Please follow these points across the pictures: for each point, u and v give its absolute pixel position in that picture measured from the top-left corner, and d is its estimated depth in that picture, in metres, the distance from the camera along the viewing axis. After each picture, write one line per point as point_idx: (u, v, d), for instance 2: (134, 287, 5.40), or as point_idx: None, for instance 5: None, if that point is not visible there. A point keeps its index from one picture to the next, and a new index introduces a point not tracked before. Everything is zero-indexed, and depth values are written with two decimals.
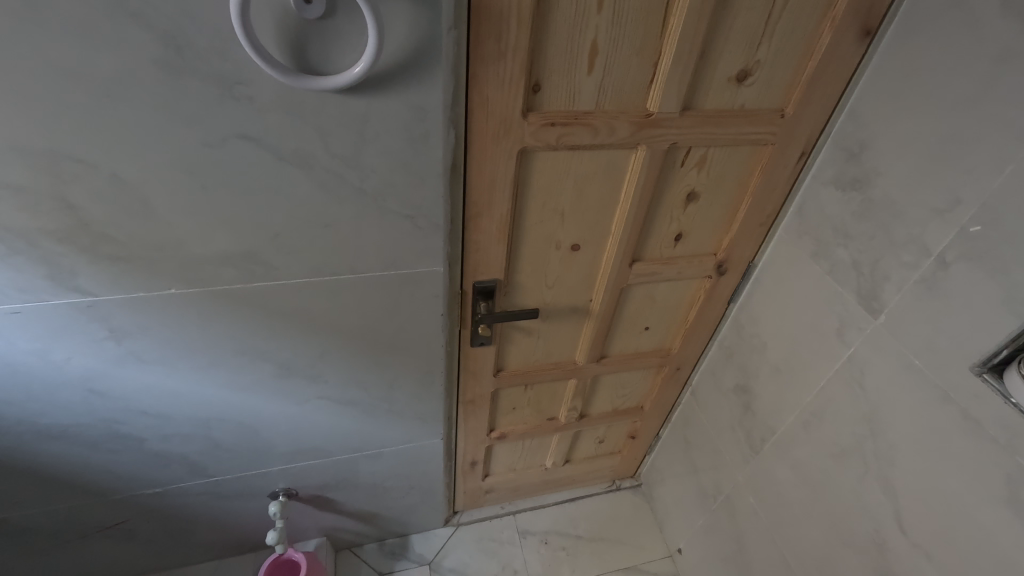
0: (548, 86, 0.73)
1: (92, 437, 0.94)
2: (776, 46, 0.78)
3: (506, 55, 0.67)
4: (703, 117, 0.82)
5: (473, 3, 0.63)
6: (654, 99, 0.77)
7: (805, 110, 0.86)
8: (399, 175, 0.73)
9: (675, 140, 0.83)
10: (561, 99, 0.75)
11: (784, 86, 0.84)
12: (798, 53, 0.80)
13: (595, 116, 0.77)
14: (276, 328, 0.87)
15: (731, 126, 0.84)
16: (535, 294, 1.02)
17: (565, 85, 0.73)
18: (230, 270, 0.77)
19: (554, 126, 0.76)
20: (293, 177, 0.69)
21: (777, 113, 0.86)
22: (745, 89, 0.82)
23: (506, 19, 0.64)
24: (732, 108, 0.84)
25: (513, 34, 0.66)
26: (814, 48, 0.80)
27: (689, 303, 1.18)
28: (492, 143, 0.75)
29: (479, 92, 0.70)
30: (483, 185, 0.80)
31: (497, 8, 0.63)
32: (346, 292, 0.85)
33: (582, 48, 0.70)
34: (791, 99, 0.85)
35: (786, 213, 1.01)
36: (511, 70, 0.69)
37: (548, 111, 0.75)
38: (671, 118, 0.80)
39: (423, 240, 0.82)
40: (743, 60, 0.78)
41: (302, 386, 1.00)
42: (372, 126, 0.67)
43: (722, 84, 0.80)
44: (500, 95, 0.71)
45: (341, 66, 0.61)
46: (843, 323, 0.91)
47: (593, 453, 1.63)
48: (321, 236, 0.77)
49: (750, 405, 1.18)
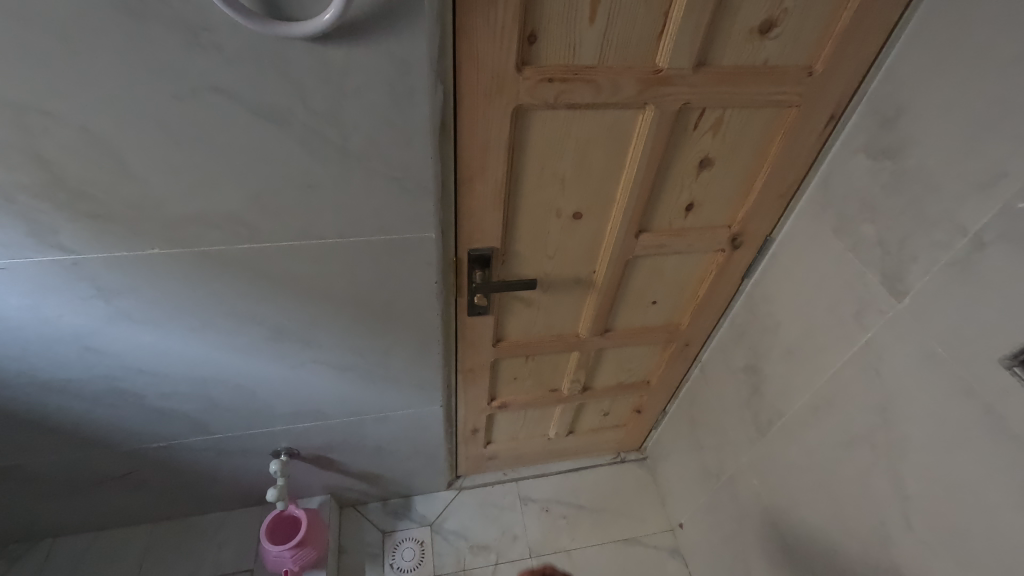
0: (545, 38, 0.66)
1: (93, 392, 0.96)
2: None
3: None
4: (719, 74, 0.74)
5: None
6: (663, 52, 0.70)
7: (839, 69, 0.77)
8: (384, 134, 0.68)
9: (687, 100, 0.76)
10: (559, 52, 0.68)
11: (815, 40, 0.74)
12: (835, 1, 0.70)
13: (597, 71, 0.70)
14: (265, 291, 0.86)
15: (751, 85, 0.76)
16: (534, 263, 0.98)
17: (563, 37, 0.66)
18: (214, 232, 0.75)
19: (551, 82, 0.70)
20: (271, 135, 0.66)
21: (807, 70, 0.76)
22: (770, 43, 0.72)
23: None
24: (753, 65, 0.75)
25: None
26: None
27: (700, 278, 1.12)
28: (483, 100, 0.70)
29: (468, 44, 0.64)
30: (476, 148, 0.75)
31: None
32: (334, 256, 0.83)
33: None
34: (824, 55, 0.75)
35: (810, 184, 0.93)
36: (503, 17, 0.62)
37: (545, 66, 0.69)
38: (682, 75, 0.72)
39: (412, 204, 0.78)
40: (768, 9, 0.69)
41: (297, 350, 0.99)
42: (351, 79, 0.62)
43: (743, 37, 0.71)
44: (492, 46, 0.65)
45: (313, 11, 0.56)
46: (863, 304, 0.85)
47: (598, 426, 1.60)
48: (305, 198, 0.74)
49: (759, 386, 1.13)
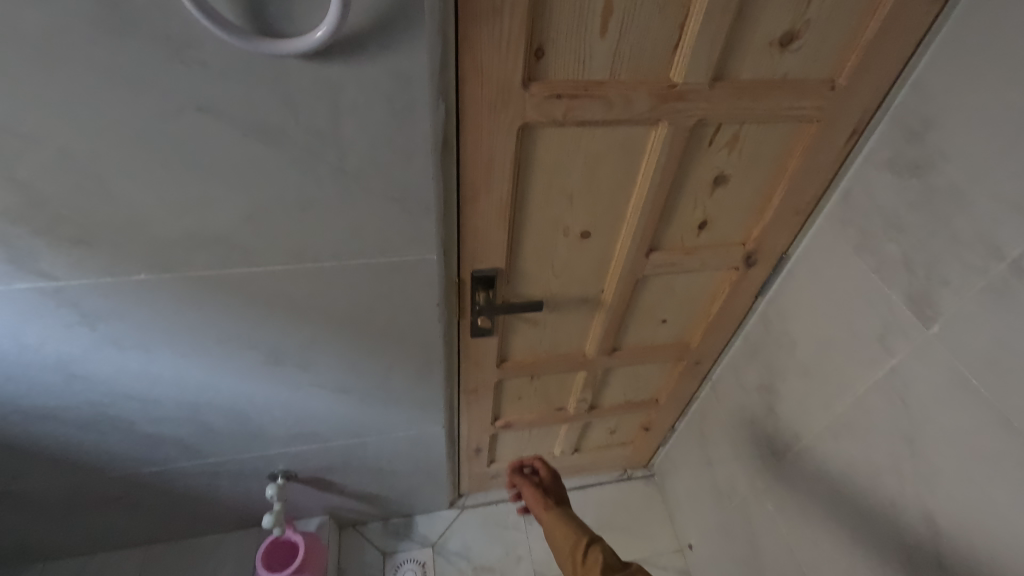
0: (554, 52, 0.62)
1: (80, 418, 0.92)
2: (832, 3, 0.64)
3: (503, 12, 0.57)
4: (738, 89, 0.69)
5: None
6: (678, 66, 0.66)
7: (863, 82, 0.73)
8: (382, 154, 0.64)
9: (704, 115, 0.72)
10: (569, 67, 0.64)
11: (839, 51, 0.70)
12: (861, 11, 0.66)
13: (609, 87, 0.66)
14: (259, 315, 0.82)
15: (771, 100, 0.72)
16: (541, 283, 0.94)
17: (572, 50, 0.62)
18: (203, 256, 0.71)
19: (560, 98, 0.65)
20: (262, 156, 0.62)
21: (830, 83, 0.72)
22: (791, 55, 0.68)
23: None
24: (774, 78, 0.70)
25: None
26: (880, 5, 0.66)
27: (712, 295, 1.07)
28: (488, 117, 0.66)
29: (472, 59, 0.60)
30: (481, 167, 0.71)
31: None
32: (331, 279, 0.79)
33: (594, 5, 0.59)
34: (848, 68, 0.71)
35: (829, 200, 0.89)
36: (509, 30, 0.58)
37: (554, 81, 0.64)
38: (698, 90, 0.68)
39: (413, 225, 0.74)
40: (790, 20, 0.65)
41: (293, 373, 0.95)
42: (347, 97, 0.58)
43: (763, 50, 0.67)
44: (497, 61, 0.61)
45: (306, 25, 0.52)
46: (888, 328, 0.81)
47: (605, 443, 1.56)
48: (299, 219, 0.70)
49: (774, 407, 1.09)
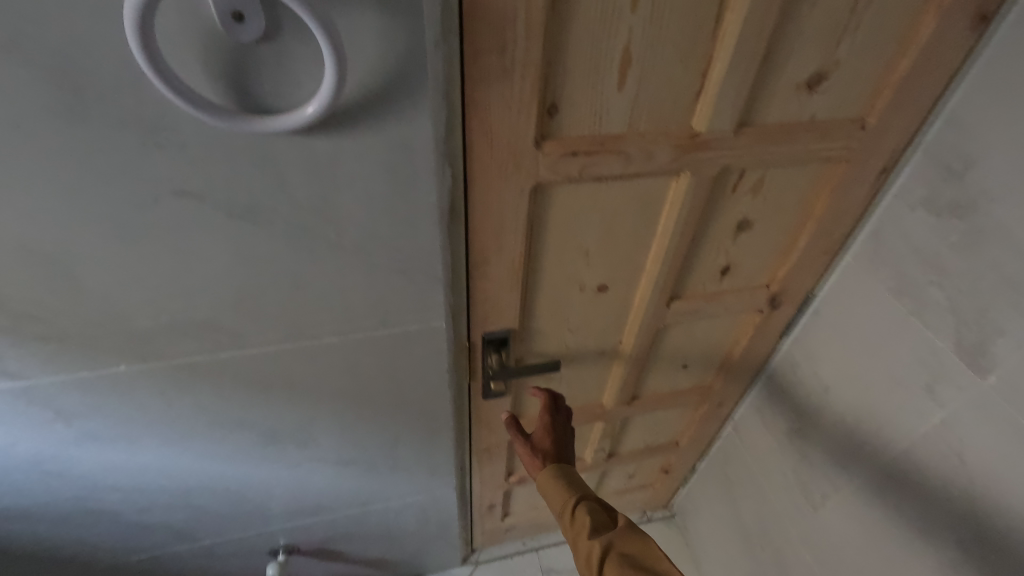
0: (567, 108, 0.57)
1: (59, 514, 0.84)
2: (862, 42, 0.60)
3: (512, 72, 0.52)
4: (764, 134, 0.65)
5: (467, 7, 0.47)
6: (701, 115, 0.61)
7: (893, 119, 0.68)
8: (384, 225, 0.58)
9: (728, 163, 0.67)
10: (583, 122, 0.59)
11: (869, 90, 0.65)
12: (892, 49, 0.62)
13: (627, 140, 0.61)
14: (252, 396, 0.75)
15: (798, 143, 0.67)
16: (555, 339, 0.87)
17: (587, 106, 0.57)
18: (190, 342, 0.64)
19: (575, 155, 0.60)
20: (251, 237, 0.56)
21: (859, 122, 0.68)
22: (819, 97, 0.64)
23: (511, 27, 0.49)
24: (800, 121, 0.66)
25: (519, 47, 0.50)
26: (912, 41, 0.61)
27: (735, 338, 1.01)
28: (498, 179, 0.60)
29: (479, 121, 0.54)
30: (491, 229, 0.65)
31: (499, 12, 0.48)
32: (331, 354, 0.72)
33: (611, 58, 0.54)
34: (878, 106, 0.66)
35: (857, 238, 0.84)
36: (520, 90, 0.53)
37: (568, 139, 0.59)
38: (722, 138, 0.63)
39: (419, 295, 0.68)
40: (818, 62, 0.60)
41: (292, 450, 0.87)
42: (344, 171, 0.52)
43: (790, 93, 0.62)
44: (507, 122, 0.55)
45: (296, 99, 0.46)
46: (934, 377, 0.75)
47: (623, 489, 1.48)
48: (294, 298, 0.63)
49: (807, 453, 1.02)
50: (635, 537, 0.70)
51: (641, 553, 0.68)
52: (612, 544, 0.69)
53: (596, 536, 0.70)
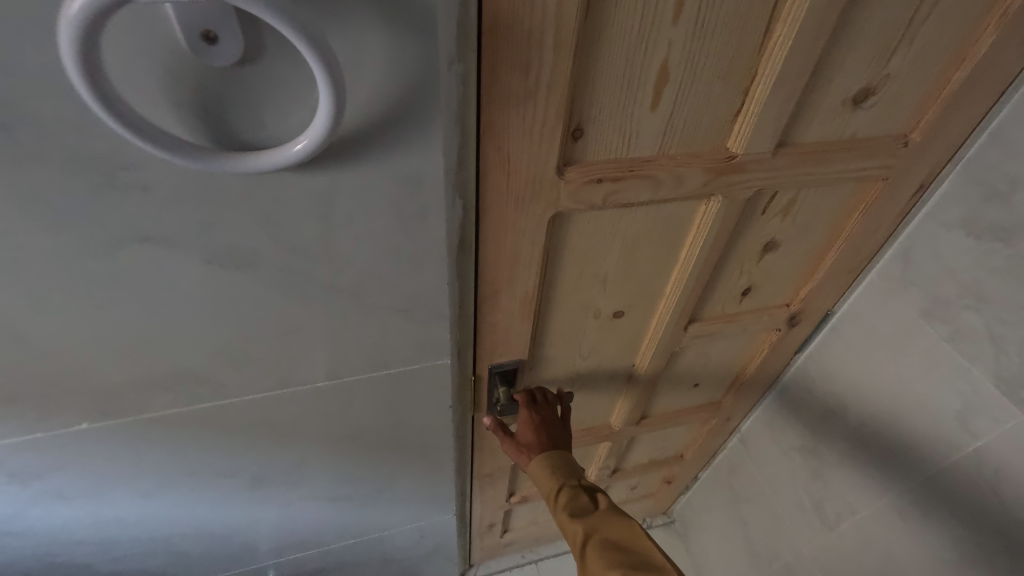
0: (594, 131, 0.50)
1: (23, 570, 0.76)
2: (915, 54, 0.54)
3: (536, 93, 0.44)
4: (803, 154, 0.59)
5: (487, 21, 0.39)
6: (738, 137, 0.55)
7: (937, 136, 0.63)
8: (385, 265, 0.51)
9: (762, 185, 0.61)
10: (610, 146, 0.52)
11: (915, 105, 0.59)
12: (945, 62, 0.56)
13: (657, 164, 0.54)
14: (236, 443, 0.67)
15: (837, 163, 0.61)
16: (565, 366, 0.81)
17: (615, 127, 0.50)
18: (163, 395, 0.57)
19: (600, 182, 0.53)
20: (231, 283, 0.48)
21: (901, 140, 0.62)
22: (863, 114, 0.58)
23: (538, 43, 0.41)
24: (841, 139, 0.60)
25: (545, 65, 0.43)
26: (967, 53, 0.56)
27: (749, 355, 0.97)
28: (514, 210, 0.53)
29: (496, 149, 0.47)
30: (503, 261, 0.59)
31: (523, 26, 0.40)
32: (324, 398, 0.65)
33: (646, 75, 0.47)
34: (923, 122, 0.61)
35: (884, 255, 0.80)
36: (543, 113, 0.46)
37: (593, 164, 0.52)
38: (759, 160, 0.57)
39: (423, 334, 0.61)
40: (867, 76, 0.54)
41: (281, 491, 0.81)
42: (340, 209, 0.45)
43: (834, 109, 0.56)
44: (527, 149, 0.48)
45: (283, 133, 0.39)
46: (968, 407, 0.72)
47: (624, 499, 1.44)
48: (282, 343, 0.56)
49: (821, 472, 0.99)
50: (619, 520, 0.64)
51: (627, 537, 0.62)
52: (593, 529, 0.63)
53: (579, 519, 0.64)
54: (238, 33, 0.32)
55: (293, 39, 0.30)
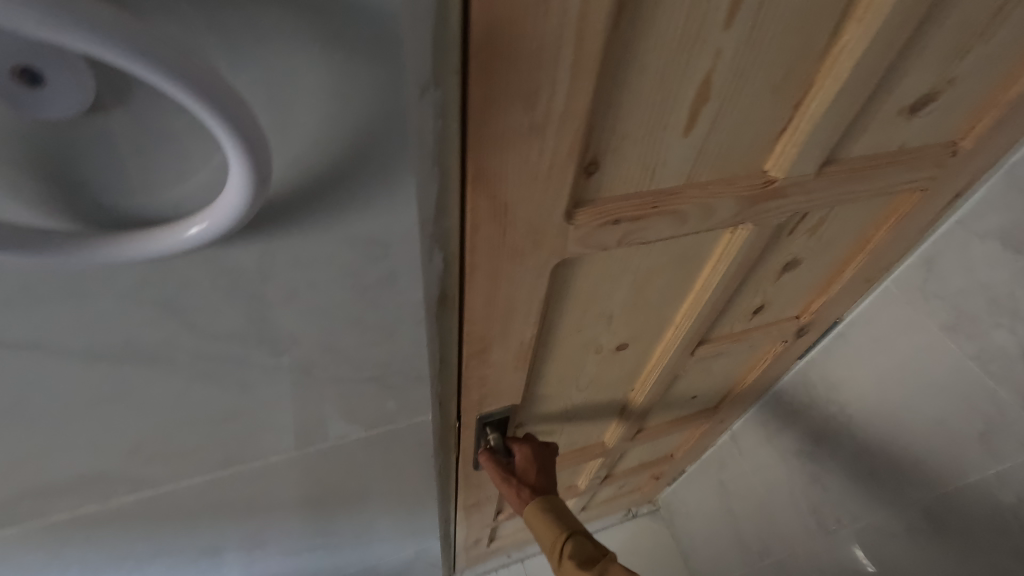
0: (612, 165, 0.39)
1: None
2: (988, 52, 0.45)
3: (543, 127, 0.33)
4: (848, 172, 0.49)
5: (480, 37, 0.28)
6: (778, 158, 0.45)
7: (989, 142, 0.55)
8: (347, 337, 0.40)
9: (797, 208, 0.52)
10: (631, 179, 0.41)
11: (974, 109, 0.51)
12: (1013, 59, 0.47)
13: (684, 197, 0.44)
14: (178, 526, 0.56)
15: (881, 177, 0.52)
16: (561, 401, 0.72)
17: (638, 159, 0.40)
18: (70, 499, 0.45)
19: (617, 223, 0.43)
20: (137, 379, 0.36)
21: (950, 147, 0.53)
22: (918, 122, 0.49)
23: (550, 62, 0.30)
24: (887, 151, 0.51)
25: (559, 90, 0.31)
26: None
27: (750, 367, 0.90)
28: (511, 260, 0.42)
29: (489, 197, 0.36)
30: (496, 315, 0.48)
31: (531, 42, 0.29)
32: (281, 471, 0.54)
33: (683, 93, 0.36)
34: (977, 127, 0.52)
35: (903, 262, 0.74)
36: (552, 150, 0.35)
37: (608, 203, 0.42)
38: (799, 183, 0.48)
39: (399, 398, 0.50)
40: (933, 80, 0.45)
41: (241, 555, 0.70)
42: (281, 282, 0.33)
43: (889, 119, 0.47)
44: (529, 193, 0.37)
45: (180, 204, 0.26)
46: (993, 429, 0.67)
47: (611, 498, 1.41)
48: (221, 431, 0.44)
49: (820, 478, 0.95)
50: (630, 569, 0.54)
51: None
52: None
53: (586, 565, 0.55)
54: (85, 73, 0.20)
55: (175, 98, 0.18)
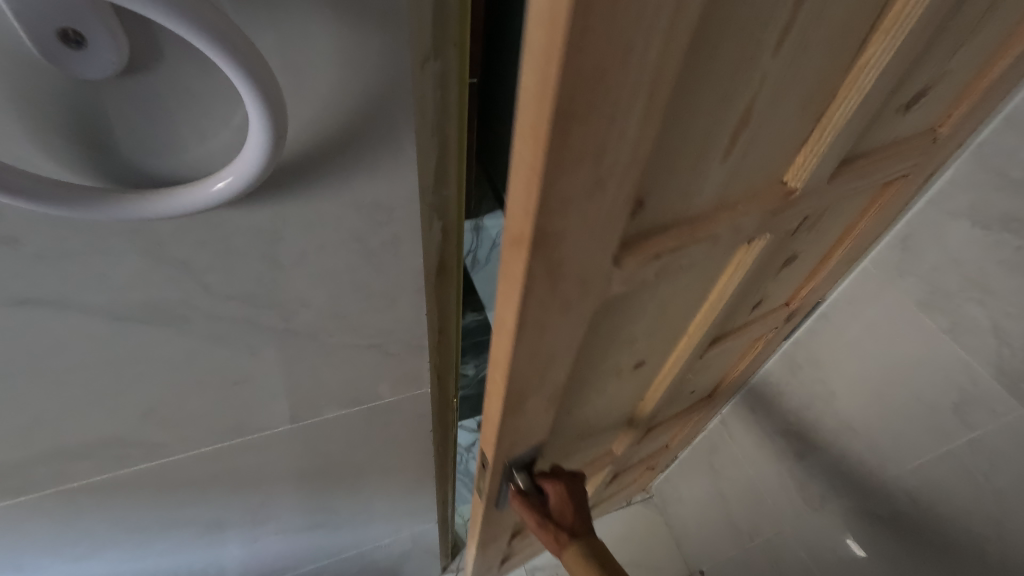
0: (656, 197, 0.40)
1: None
2: (972, 50, 0.49)
3: (606, 182, 0.33)
4: (856, 173, 0.53)
5: (560, 105, 0.26)
6: (798, 169, 0.48)
7: (961, 128, 0.58)
8: (350, 303, 0.43)
9: (809, 212, 0.55)
10: (672, 208, 0.42)
11: (954, 96, 0.54)
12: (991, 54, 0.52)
13: (715, 218, 0.46)
14: (184, 496, 0.58)
15: (880, 171, 0.56)
16: (583, 423, 0.73)
17: (677, 186, 0.40)
18: (85, 463, 0.47)
19: (657, 257, 0.44)
20: (154, 339, 0.38)
21: (932, 134, 0.57)
22: (910, 116, 0.53)
23: (622, 115, 0.29)
24: (883, 145, 0.55)
25: (626, 142, 0.31)
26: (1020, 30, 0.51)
27: (742, 355, 0.93)
28: (559, 307, 0.42)
29: (548, 254, 0.35)
30: (538, 362, 0.47)
31: (609, 101, 0.28)
32: (285, 442, 0.56)
33: (725, 118, 0.38)
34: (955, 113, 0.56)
35: (879, 243, 0.77)
36: (611, 200, 0.34)
37: (648, 235, 0.42)
38: (815, 190, 0.51)
39: (399, 367, 0.53)
40: (929, 78, 0.49)
41: (244, 531, 0.72)
42: (290, 246, 0.36)
43: (888, 116, 0.50)
44: (585, 244, 0.37)
45: (199, 165, 0.29)
46: (965, 399, 0.71)
47: (612, 495, 1.41)
48: (229, 396, 0.46)
49: (805, 456, 0.98)
50: None
51: None
52: None
53: None
54: (120, 33, 0.22)
55: (198, 48, 0.21)
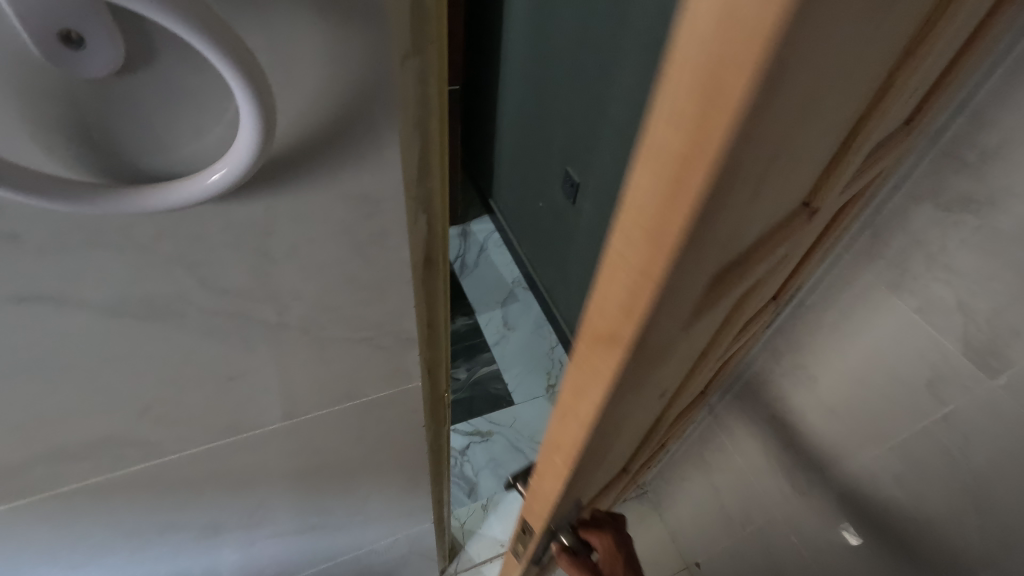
0: (735, 254, 0.33)
1: None
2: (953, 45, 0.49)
3: (711, 252, 0.26)
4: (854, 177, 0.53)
5: (713, 185, 0.19)
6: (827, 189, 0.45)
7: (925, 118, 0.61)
8: (342, 296, 0.44)
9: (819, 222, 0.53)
10: (741, 260, 0.36)
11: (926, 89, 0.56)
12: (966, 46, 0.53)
13: (766, 255, 0.40)
14: (181, 498, 0.59)
15: (868, 168, 0.56)
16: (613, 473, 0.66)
17: (751, 242, 0.35)
18: (83, 464, 0.48)
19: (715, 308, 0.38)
20: (151, 335, 0.39)
21: (907, 127, 0.59)
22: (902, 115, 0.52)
23: (750, 179, 0.23)
24: (876, 146, 0.54)
25: (741, 204, 0.25)
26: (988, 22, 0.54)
27: (732, 353, 0.93)
28: (630, 389, 0.35)
29: (641, 342, 0.28)
30: (597, 443, 0.40)
31: (748, 168, 0.21)
32: (281, 440, 0.57)
33: (803, 163, 0.32)
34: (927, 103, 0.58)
35: (848, 231, 0.80)
36: (706, 271, 0.28)
37: (718, 298, 0.37)
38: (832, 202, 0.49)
39: (391, 361, 0.54)
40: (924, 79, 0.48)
41: (241, 534, 0.73)
42: (282, 240, 0.37)
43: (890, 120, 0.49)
44: (672, 320, 0.30)
45: (193, 160, 0.30)
46: (938, 376, 0.74)
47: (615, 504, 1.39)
48: (224, 392, 0.47)
49: (791, 442, 1.01)
50: None
51: None
52: None
53: None
54: (115, 32, 0.24)
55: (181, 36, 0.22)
